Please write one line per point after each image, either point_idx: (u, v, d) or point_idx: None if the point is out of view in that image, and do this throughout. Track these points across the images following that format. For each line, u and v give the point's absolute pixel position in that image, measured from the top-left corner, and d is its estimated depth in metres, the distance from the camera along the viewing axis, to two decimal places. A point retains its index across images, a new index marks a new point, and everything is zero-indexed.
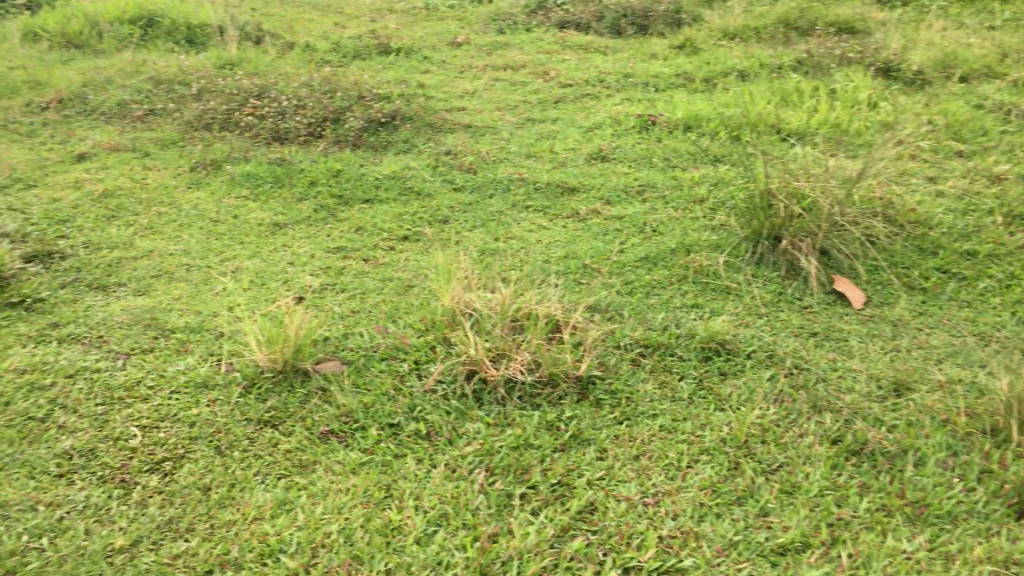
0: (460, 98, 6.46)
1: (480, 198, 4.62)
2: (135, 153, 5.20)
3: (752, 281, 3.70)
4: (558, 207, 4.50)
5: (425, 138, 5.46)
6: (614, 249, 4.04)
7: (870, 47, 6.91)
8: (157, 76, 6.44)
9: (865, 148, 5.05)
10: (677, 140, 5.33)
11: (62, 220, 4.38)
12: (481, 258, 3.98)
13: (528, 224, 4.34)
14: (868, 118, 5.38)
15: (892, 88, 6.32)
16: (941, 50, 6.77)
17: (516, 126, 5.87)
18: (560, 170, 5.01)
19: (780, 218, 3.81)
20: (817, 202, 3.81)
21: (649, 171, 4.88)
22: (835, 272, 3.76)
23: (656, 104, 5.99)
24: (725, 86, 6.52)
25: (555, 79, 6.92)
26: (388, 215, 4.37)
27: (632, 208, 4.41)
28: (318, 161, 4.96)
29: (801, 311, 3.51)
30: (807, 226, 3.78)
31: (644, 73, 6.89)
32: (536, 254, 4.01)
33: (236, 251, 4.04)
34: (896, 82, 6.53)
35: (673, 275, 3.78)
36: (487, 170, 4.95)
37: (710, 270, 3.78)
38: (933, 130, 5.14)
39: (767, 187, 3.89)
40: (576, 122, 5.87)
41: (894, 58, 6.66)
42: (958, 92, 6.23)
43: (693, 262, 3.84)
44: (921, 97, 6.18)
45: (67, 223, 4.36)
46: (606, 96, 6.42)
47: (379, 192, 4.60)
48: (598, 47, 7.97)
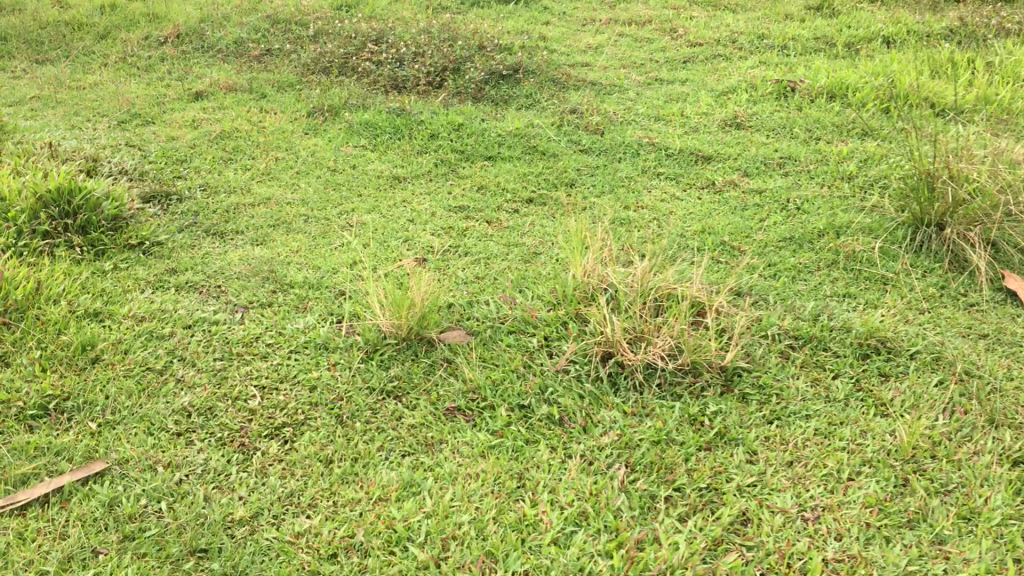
0: (583, 53, 6.18)
1: (608, 161, 4.37)
2: (252, 94, 5.07)
3: (911, 273, 3.38)
4: (694, 176, 4.23)
5: (548, 94, 5.20)
6: (755, 226, 3.75)
7: None
8: (275, 15, 6.30)
9: None
10: (824, 109, 4.99)
11: (180, 161, 4.27)
12: (613, 227, 3.73)
13: (660, 194, 4.07)
14: None
15: None
16: None
17: (642, 86, 5.57)
18: (692, 135, 4.70)
19: (944, 205, 3.46)
20: (986, 187, 3.43)
21: (790, 142, 4.53)
22: (1006, 267, 3.40)
23: (795, 71, 5.63)
24: (869, 53, 6.07)
25: (683, 37, 6.61)
26: (512, 175, 4.15)
27: (776, 181, 4.11)
28: (439, 113, 4.75)
29: (967, 309, 3.18)
30: (974, 213, 3.41)
31: (779, 35, 6.49)
32: (670, 228, 3.74)
33: (355, 204, 3.88)
34: None
35: (821, 260, 3.48)
36: (614, 132, 4.68)
37: (863, 258, 3.46)
38: None
39: (930, 170, 3.56)
40: (708, 85, 5.54)
41: None
42: None
43: (843, 247, 3.52)
44: None
45: (184, 163, 4.24)
46: (740, 57, 6.12)
47: (503, 150, 4.38)
48: (727, 6, 7.54)
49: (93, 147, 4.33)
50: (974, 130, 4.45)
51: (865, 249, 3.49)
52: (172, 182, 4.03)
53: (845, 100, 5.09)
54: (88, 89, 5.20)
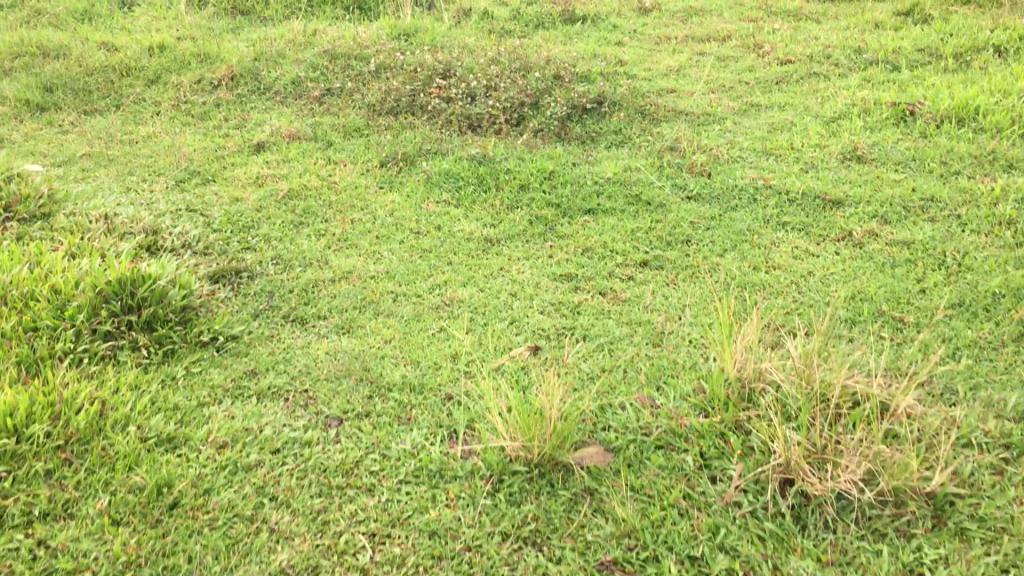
0: (664, 77, 5.59)
1: (724, 209, 3.85)
2: (317, 143, 4.65)
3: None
4: (824, 224, 3.69)
5: (638, 128, 4.70)
6: (913, 288, 3.22)
7: None
8: (333, 49, 5.88)
9: None
10: (952, 138, 4.38)
11: (247, 229, 3.86)
12: (748, 295, 3.21)
13: (790, 249, 3.54)
14: None
15: None
16: None
17: (739, 113, 5.02)
18: (811, 173, 4.17)
19: None
20: None
21: (928, 177, 3.98)
22: None
23: (909, 91, 5.00)
24: (984, 64, 5.46)
25: (770, 55, 5.95)
26: (618, 233, 3.66)
27: (923, 228, 3.59)
28: (525, 159, 4.28)
29: None
30: None
31: (878, 46, 5.91)
32: (814, 293, 3.23)
33: (447, 275, 3.43)
34: None
35: (1004, 333, 2.94)
36: (722, 174, 4.15)
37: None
38: None
39: None
40: (813, 109, 4.98)
41: None
42: None
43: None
44: None
45: (252, 232, 3.83)
46: (841, 76, 5.49)
47: (602, 201, 3.89)
48: (808, 15, 6.97)
49: (152, 215, 3.93)
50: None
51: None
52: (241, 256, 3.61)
53: (972, 125, 4.46)
54: (142, 143, 4.81)
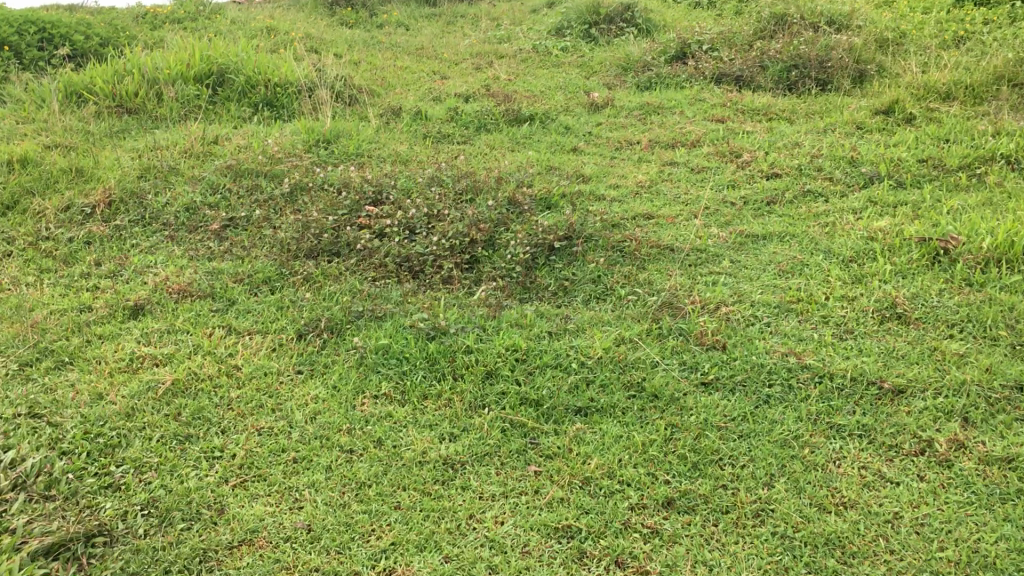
0: (635, 196, 4.72)
1: (754, 401, 2.94)
2: (216, 305, 3.64)
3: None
4: (891, 429, 2.78)
5: (619, 274, 3.80)
6: None
7: None
8: (238, 164, 4.89)
9: None
10: (1005, 289, 3.58)
11: (109, 451, 2.79)
12: (825, 568, 2.28)
13: (856, 471, 2.62)
14: None
15: None
16: None
17: (734, 246, 4.13)
18: (848, 340, 3.28)
19: None
20: None
21: (999, 351, 3.15)
22: None
23: (931, 218, 4.22)
24: (1000, 178, 4.72)
25: (751, 165, 5.14)
26: (624, 450, 2.71)
27: (1023, 433, 2.71)
28: (487, 331, 3.32)
29: None
30: None
31: (873, 150, 5.16)
32: (913, 555, 2.31)
33: (396, 532, 2.43)
34: None
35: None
36: (740, 344, 3.23)
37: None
38: None
39: None
40: (822, 238, 4.15)
41: None
42: None
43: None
44: None
45: (116, 457, 2.75)
46: (840, 195, 4.70)
47: (595, 397, 2.95)
48: (778, 113, 6.24)
49: None
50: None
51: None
52: (95, 506, 2.52)
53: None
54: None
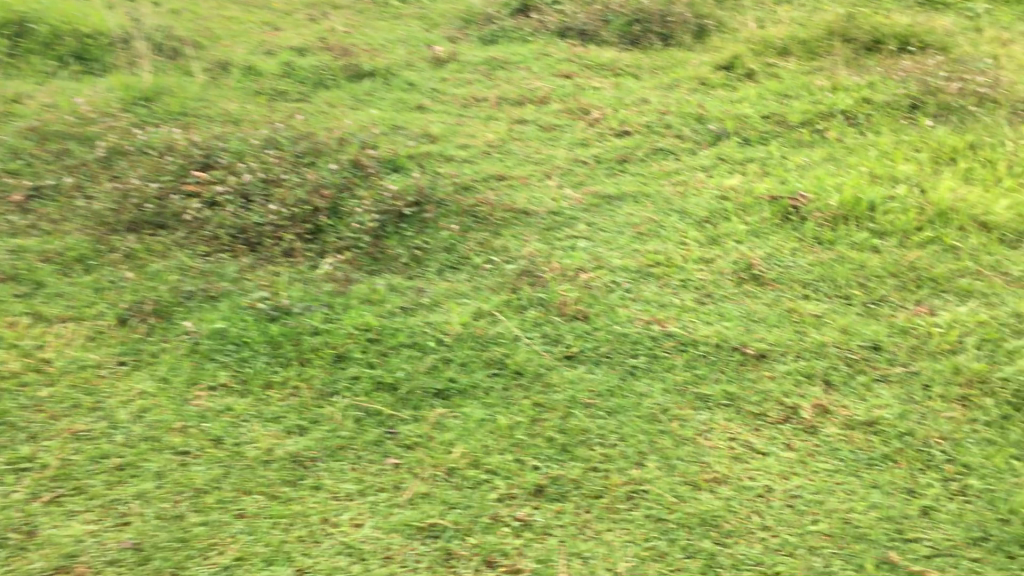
0: (485, 156, 4.51)
1: (620, 374, 2.83)
2: (21, 289, 3.20)
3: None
4: (756, 397, 2.74)
5: (474, 242, 3.61)
6: (912, 505, 2.32)
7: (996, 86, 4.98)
8: (42, 125, 4.35)
9: None
10: (854, 246, 3.61)
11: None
12: (702, 550, 2.21)
13: (726, 443, 2.55)
14: None
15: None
16: None
17: (590, 210, 3.92)
18: (709, 305, 3.21)
19: None
20: None
21: (854, 312, 3.16)
22: None
23: (778, 176, 4.23)
24: (839, 134, 4.76)
25: (601, 122, 4.91)
26: (489, 434, 2.54)
27: (882, 395, 2.72)
28: (334, 309, 3.05)
29: None
30: None
31: (718, 100, 5.15)
32: (787, 530, 2.26)
33: (242, 546, 2.20)
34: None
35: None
36: (602, 313, 3.11)
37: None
38: None
39: None
40: (676, 198, 4.02)
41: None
42: None
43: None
44: None
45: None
46: (689, 152, 4.64)
47: (455, 377, 2.77)
48: (624, 69, 6.11)
49: None
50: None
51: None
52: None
53: (872, 224, 3.71)
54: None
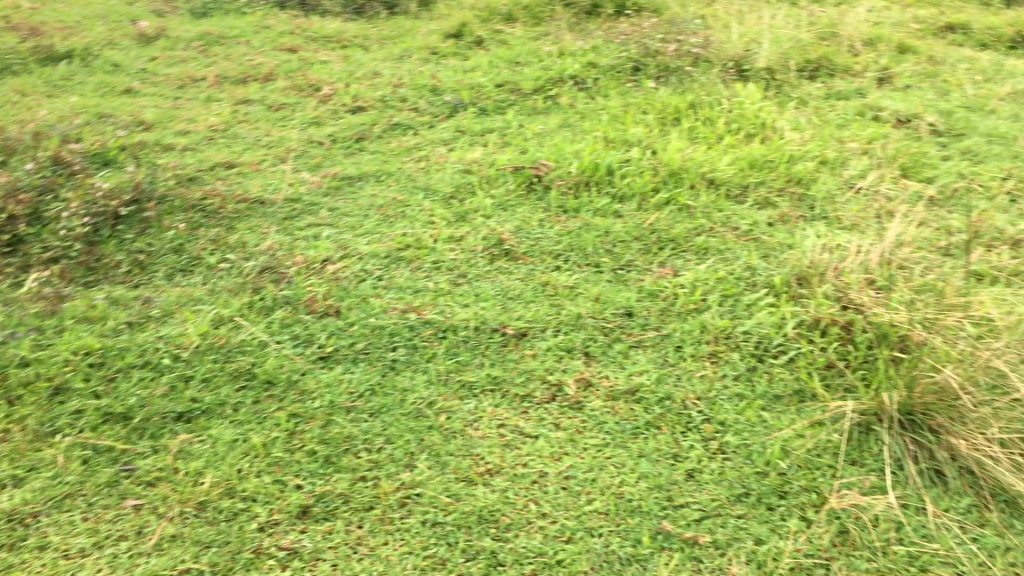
0: (210, 142, 4.12)
1: (380, 370, 2.68)
2: None
3: (968, 538, 2.16)
4: (520, 377, 2.69)
5: (206, 240, 3.31)
6: (678, 471, 2.34)
7: (711, 40, 5.12)
8: None
9: (834, 207, 3.69)
10: (598, 212, 3.65)
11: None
12: (482, 550, 2.12)
13: (496, 431, 2.48)
14: (800, 153, 4.03)
15: (769, 84, 4.79)
16: (810, 27, 5.36)
17: (329, 191, 3.73)
18: (464, 286, 3.12)
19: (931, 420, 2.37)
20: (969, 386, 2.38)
21: (604, 280, 3.18)
22: None
23: (518, 143, 4.20)
24: (572, 101, 4.67)
25: (332, 99, 4.60)
26: (242, 457, 2.33)
27: (640, 361, 2.75)
28: (46, 332, 2.72)
29: None
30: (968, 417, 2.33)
31: (454, 68, 5.02)
32: (565, 514, 2.22)
33: None
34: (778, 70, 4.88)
35: (831, 528, 2.18)
36: (355, 307, 2.93)
37: (882, 518, 2.21)
38: (886, 169, 3.90)
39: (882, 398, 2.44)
40: (418, 175, 3.88)
41: (743, 54, 4.95)
42: (843, 70, 4.93)
43: (846, 500, 2.24)
44: (822, 86, 4.79)
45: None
46: (428, 126, 4.38)
47: (197, 396, 2.52)
48: (350, 40, 5.46)
49: None
50: (817, 236, 3.44)
51: (877, 503, 2.23)
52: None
53: (612, 189, 3.77)
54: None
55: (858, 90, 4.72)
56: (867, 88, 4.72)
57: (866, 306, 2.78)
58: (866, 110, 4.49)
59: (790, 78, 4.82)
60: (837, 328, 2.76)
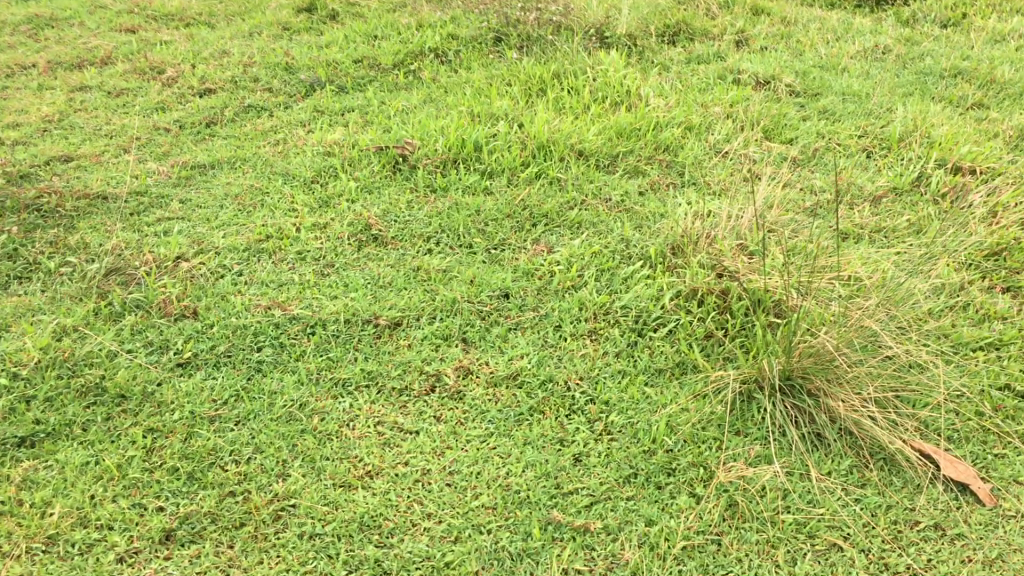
0: (43, 135, 3.79)
1: (245, 374, 2.51)
2: None
3: (851, 500, 2.18)
4: (396, 370, 2.56)
5: (43, 244, 3.04)
6: (565, 456, 2.27)
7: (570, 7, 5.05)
8: None
9: (701, 172, 3.69)
10: (467, 190, 3.54)
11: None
12: (366, 559, 2.00)
13: (374, 430, 2.35)
14: (665, 119, 4.02)
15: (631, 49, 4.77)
16: None
17: (180, 182, 3.49)
18: (331, 277, 2.96)
19: (808, 384, 2.37)
20: (843, 347, 2.39)
21: (478, 262, 3.09)
22: (912, 425, 2.33)
23: (379, 121, 4.03)
24: (433, 74, 4.54)
25: (178, 81, 4.31)
26: (94, 481, 2.12)
27: (519, 344, 2.67)
28: None
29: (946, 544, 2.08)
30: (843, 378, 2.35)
31: (308, 43, 4.78)
32: (452, 512, 2.12)
33: None
34: (639, 36, 4.87)
35: (720, 502, 2.16)
36: (215, 307, 2.74)
37: (769, 487, 2.20)
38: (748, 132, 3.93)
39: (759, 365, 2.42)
40: (276, 160, 3.67)
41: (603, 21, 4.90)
42: (701, 33, 4.96)
43: (733, 472, 2.22)
44: (682, 50, 4.80)
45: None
46: (283, 107, 4.16)
47: (41, 418, 2.28)
48: (195, 17, 5.15)
49: None
50: (688, 203, 3.43)
51: (763, 473, 2.23)
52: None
53: (480, 165, 3.66)
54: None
55: (717, 53, 4.75)
56: (725, 52, 4.75)
57: (740, 273, 2.76)
58: (726, 74, 4.52)
59: (650, 44, 4.81)
60: (713, 297, 2.74)
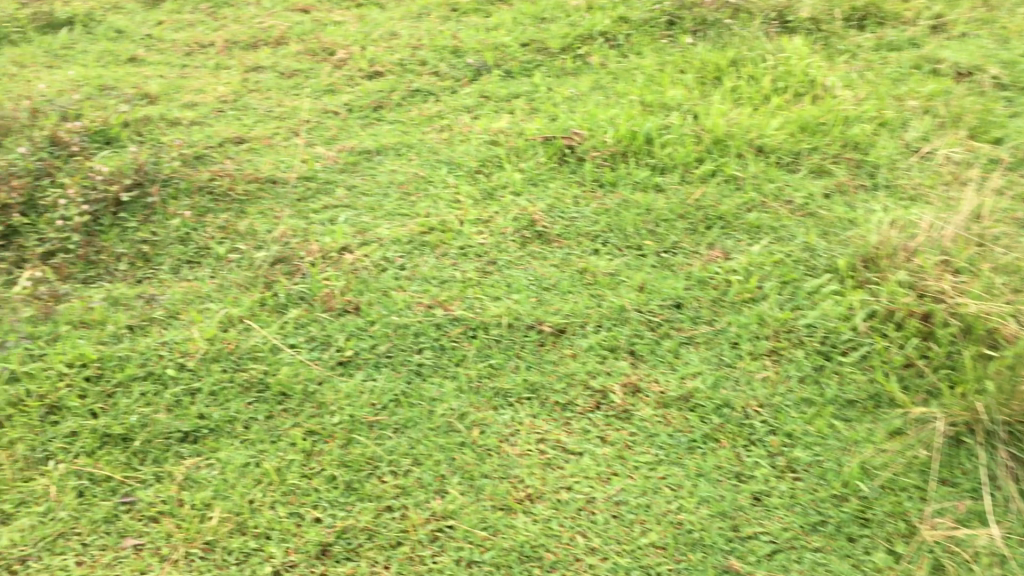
0: (218, 115, 3.81)
1: (403, 378, 2.42)
2: None
3: None
4: (560, 383, 2.42)
5: (214, 228, 3.05)
6: (743, 494, 2.12)
7: None
8: None
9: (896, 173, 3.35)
10: (637, 187, 3.35)
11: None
12: None
13: (535, 449, 2.22)
14: (855, 112, 3.67)
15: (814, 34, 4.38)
16: None
17: (346, 168, 3.44)
18: (494, 275, 2.84)
19: None
20: None
21: (648, 267, 2.90)
22: None
23: (546, 109, 3.89)
24: (603, 57, 4.33)
25: (348, 63, 4.26)
26: (253, 485, 2.08)
27: (692, 361, 2.48)
28: (39, 341, 2.42)
29: None
30: None
31: (477, 23, 4.64)
32: (620, 550, 2.00)
33: None
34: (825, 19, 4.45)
35: (923, 565, 1.98)
36: (377, 303, 2.67)
37: (984, 552, 1.99)
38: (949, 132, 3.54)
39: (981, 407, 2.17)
40: (441, 148, 3.56)
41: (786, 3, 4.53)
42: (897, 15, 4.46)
43: (939, 532, 2.02)
44: (874, 33, 4.36)
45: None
46: (450, 91, 4.07)
47: (205, 413, 2.25)
48: None
49: None
50: (880, 210, 3.13)
51: (977, 535, 2.02)
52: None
53: (651, 160, 3.45)
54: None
55: (912, 40, 4.29)
56: (921, 37, 4.31)
57: (947, 295, 2.46)
58: (923, 63, 4.10)
59: (837, 28, 4.39)
60: (915, 320, 2.45)
